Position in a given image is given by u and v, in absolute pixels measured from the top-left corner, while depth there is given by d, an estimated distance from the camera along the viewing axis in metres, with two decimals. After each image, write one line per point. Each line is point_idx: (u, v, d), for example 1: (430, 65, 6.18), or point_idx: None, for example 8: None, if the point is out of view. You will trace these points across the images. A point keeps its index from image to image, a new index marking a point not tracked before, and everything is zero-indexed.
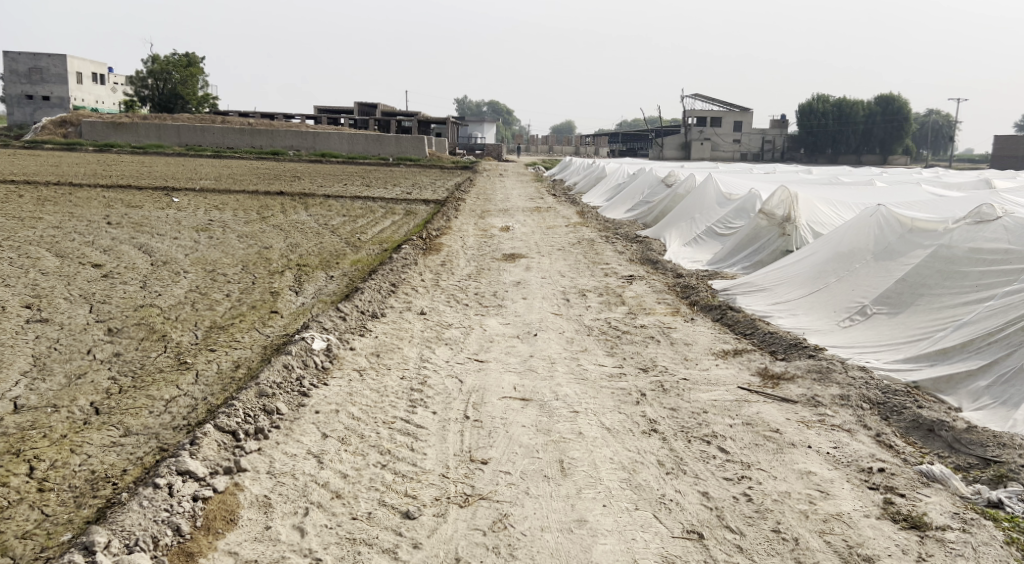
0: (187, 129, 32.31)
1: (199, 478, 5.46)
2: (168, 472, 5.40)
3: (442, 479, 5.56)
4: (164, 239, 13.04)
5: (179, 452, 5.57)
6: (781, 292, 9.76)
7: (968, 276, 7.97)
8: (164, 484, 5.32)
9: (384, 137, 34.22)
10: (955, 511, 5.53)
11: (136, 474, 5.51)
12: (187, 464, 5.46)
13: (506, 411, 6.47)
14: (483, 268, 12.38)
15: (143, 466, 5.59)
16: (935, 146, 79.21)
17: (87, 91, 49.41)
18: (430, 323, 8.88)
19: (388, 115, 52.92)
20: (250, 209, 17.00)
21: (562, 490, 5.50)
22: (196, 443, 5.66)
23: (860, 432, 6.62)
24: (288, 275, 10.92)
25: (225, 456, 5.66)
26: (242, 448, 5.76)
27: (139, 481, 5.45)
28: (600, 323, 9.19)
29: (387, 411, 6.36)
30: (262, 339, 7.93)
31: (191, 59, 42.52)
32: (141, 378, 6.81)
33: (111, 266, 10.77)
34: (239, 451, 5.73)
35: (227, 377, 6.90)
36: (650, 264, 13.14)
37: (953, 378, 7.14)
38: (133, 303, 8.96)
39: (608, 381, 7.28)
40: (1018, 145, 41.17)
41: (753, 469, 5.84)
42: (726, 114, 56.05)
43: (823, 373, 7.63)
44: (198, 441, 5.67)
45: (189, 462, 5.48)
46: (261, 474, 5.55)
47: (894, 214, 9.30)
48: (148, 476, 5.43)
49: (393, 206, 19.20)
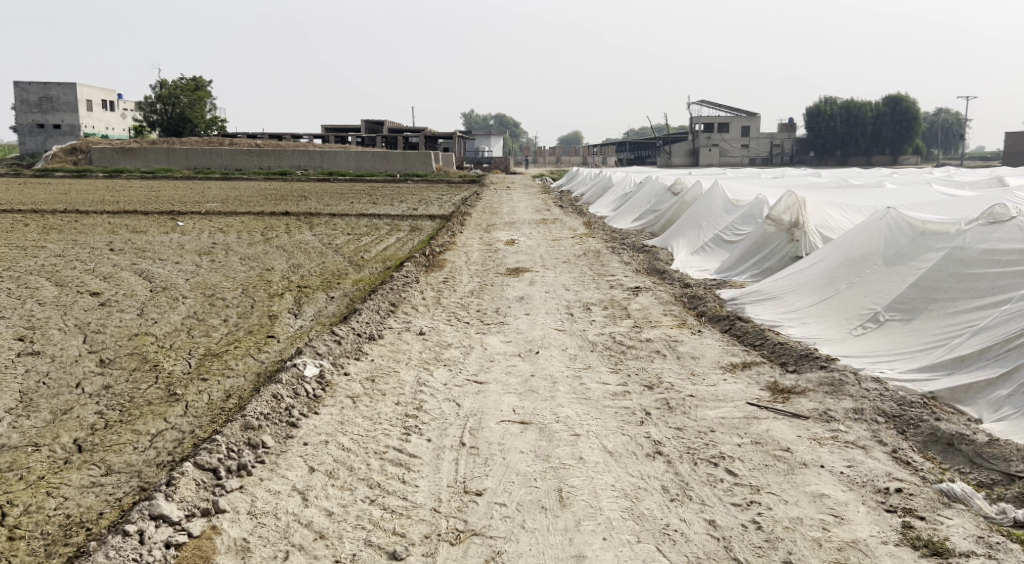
0: (194, 152, 32.23)
1: (174, 523, 5.22)
2: (140, 518, 5.17)
3: (434, 514, 5.29)
4: (166, 264, 12.84)
5: (155, 495, 5.33)
6: (791, 300, 9.46)
7: (982, 278, 7.68)
8: (134, 531, 5.09)
9: (390, 154, 34.04)
10: (979, 535, 5.22)
11: (112, 518, 5.28)
12: (160, 508, 5.23)
13: (504, 436, 6.20)
14: (487, 284, 12.11)
15: (120, 509, 5.36)
16: (944, 145, 78.46)
17: (97, 118, 49.64)
18: (429, 344, 8.61)
19: (395, 132, 52.87)
20: (254, 231, 16.82)
21: (561, 523, 5.23)
22: (173, 484, 5.42)
23: (875, 448, 6.32)
24: (288, 297, 10.69)
25: (203, 497, 5.42)
26: (222, 487, 5.52)
27: (114, 526, 5.21)
28: (605, 338, 8.92)
29: (378, 440, 6.10)
30: (256, 366, 7.68)
31: (199, 82, 42.59)
32: (128, 412, 6.57)
33: (110, 294, 10.57)
34: (220, 490, 5.49)
35: (217, 407, 6.65)
36: (656, 274, 12.86)
37: (972, 387, 6.83)
38: (128, 333, 8.74)
39: (611, 401, 7.00)
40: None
41: (762, 493, 5.55)
42: (733, 120, 55.79)
43: (836, 385, 7.33)
44: (175, 482, 5.43)
45: (163, 506, 5.24)
46: (240, 516, 5.30)
47: (904, 216, 9.02)
48: (122, 521, 5.20)
49: (399, 223, 18.98)
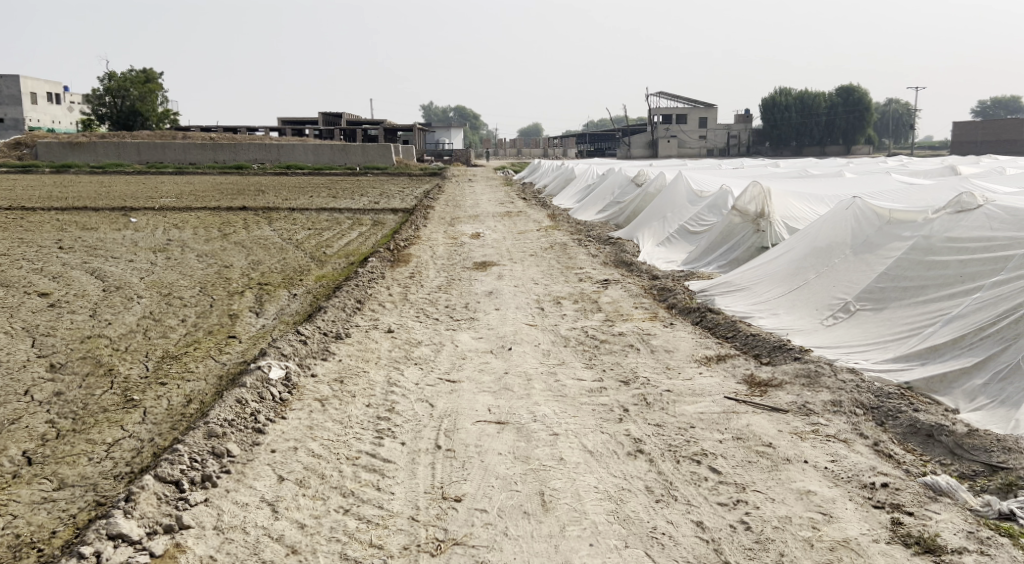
0: (146, 146, 31.53)
1: (135, 541, 4.98)
2: (97, 538, 4.93)
3: (412, 524, 5.10)
4: (118, 263, 12.44)
5: (113, 512, 5.09)
6: (760, 292, 9.36)
7: (950, 265, 7.62)
8: (91, 553, 4.85)
9: (349, 147, 33.60)
10: (969, 530, 5.15)
11: (66, 538, 5.03)
12: (119, 527, 4.99)
13: (480, 437, 6.02)
14: (454, 279, 11.90)
15: (75, 527, 5.11)
16: (895, 135, 79.34)
17: (42, 112, 48.51)
18: (398, 342, 8.39)
19: (353, 124, 52.31)
20: (210, 227, 16.43)
21: (544, 529, 5.06)
22: (132, 500, 5.17)
23: (857, 441, 6.21)
24: (249, 295, 10.40)
25: (166, 512, 5.18)
26: (186, 500, 5.28)
27: (69, 546, 4.96)
28: (577, 333, 8.76)
29: (350, 445, 5.88)
30: (218, 368, 7.42)
31: (149, 74, 41.74)
32: (83, 421, 6.29)
33: (60, 294, 10.21)
34: (183, 504, 5.25)
35: (178, 413, 6.40)
36: (624, 266, 12.73)
37: (947, 377, 6.76)
38: (80, 335, 8.41)
39: (588, 398, 6.84)
40: (1001, 129, 40.35)
41: (748, 491, 5.43)
42: (691, 111, 55.98)
43: (812, 377, 7.22)
44: (134, 497, 5.19)
45: (122, 524, 5.00)
46: (206, 531, 5.06)
47: (870, 206, 8.97)
48: (78, 541, 4.96)
49: (360, 217, 18.68)
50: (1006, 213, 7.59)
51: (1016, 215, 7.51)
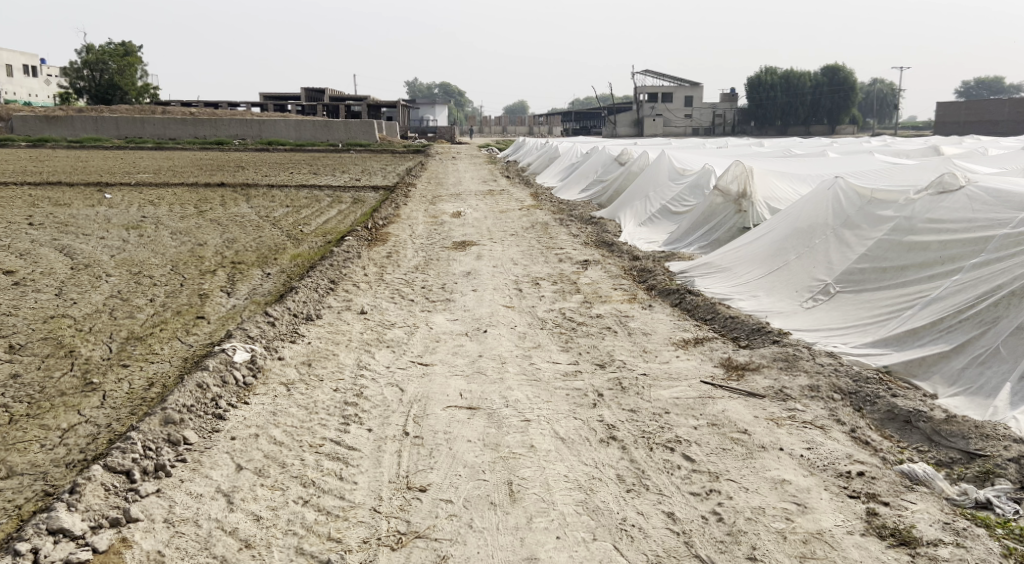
0: (125, 121, 31.05)
1: (78, 536, 4.82)
2: (36, 533, 4.76)
3: (373, 515, 4.95)
4: (90, 240, 12.20)
5: (57, 505, 4.92)
6: (741, 273, 9.22)
7: (930, 246, 7.49)
8: (31, 549, 4.69)
9: (332, 122, 33.15)
10: (945, 521, 5.05)
11: (8, 531, 4.85)
12: (60, 521, 4.82)
13: (450, 423, 5.86)
14: (431, 258, 11.71)
15: (18, 519, 4.94)
16: (880, 114, 79.37)
17: (17, 84, 47.86)
18: (370, 324, 8.22)
19: (337, 99, 51.76)
20: (186, 203, 16.15)
21: (511, 521, 4.93)
22: (78, 492, 5.00)
23: (833, 428, 6.07)
24: (221, 274, 10.19)
25: (114, 504, 5.01)
26: (136, 492, 5.11)
27: (10, 540, 4.79)
28: (554, 315, 8.61)
29: (314, 432, 5.72)
30: (183, 350, 7.24)
31: (128, 47, 41.17)
32: (38, 405, 6.11)
33: (27, 272, 9.97)
34: (133, 495, 5.08)
35: (138, 397, 6.21)
36: (605, 246, 12.57)
37: (925, 361, 6.64)
38: (43, 315, 8.19)
39: (562, 382, 6.70)
40: (983, 110, 40.35)
41: (721, 480, 5.31)
42: (676, 89, 55.62)
43: (790, 361, 7.09)
44: (80, 489, 5.02)
45: (65, 519, 4.83)
46: (156, 525, 4.90)
47: (851, 187, 8.83)
48: (21, 535, 4.78)
49: (340, 194, 18.44)
50: (987, 194, 7.45)
51: (998, 196, 7.37)
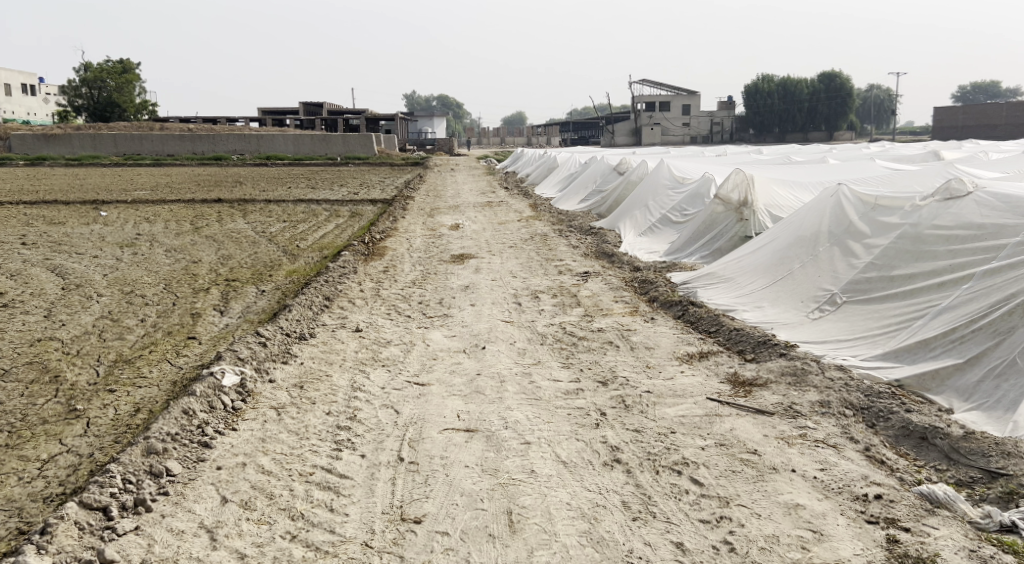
0: (123, 137, 30.89)
1: None
2: None
3: (365, 551, 4.71)
4: (83, 259, 11.97)
5: (26, 547, 4.69)
6: (745, 283, 8.97)
7: (940, 255, 7.25)
8: None
9: (330, 136, 32.95)
10: (970, 548, 4.81)
11: None
12: None
13: (447, 448, 5.62)
14: (429, 273, 11.46)
15: None
16: (878, 120, 79.11)
17: (16, 103, 47.83)
18: (365, 342, 7.97)
19: (336, 113, 51.64)
20: (183, 220, 15.93)
21: (510, 555, 4.69)
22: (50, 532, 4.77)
23: (847, 447, 5.82)
24: (215, 292, 9.95)
25: (89, 545, 4.77)
26: (114, 530, 4.88)
27: None
28: (554, 329, 8.36)
29: (305, 459, 5.47)
30: (172, 373, 6.99)
31: (126, 64, 41.04)
32: (19, 434, 5.86)
33: (16, 293, 9.74)
34: (111, 534, 4.85)
35: (123, 424, 5.96)
36: (606, 257, 12.32)
37: (939, 374, 6.39)
38: (30, 338, 7.94)
39: (564, 401, 6.45)
40: (983, 114, 40.08)
41: (731, 506, 5.07)
42: (675, 98, 55.41)
43: (798, 375, 6.84)
44: (51, 530, 4.79)
45: None
46: None
47: (857, 194, 8.59)
48: None
49: (337, 208, 18.20)
50: (998, 199, 7.22)
51: (1008, 201, 7.14)
